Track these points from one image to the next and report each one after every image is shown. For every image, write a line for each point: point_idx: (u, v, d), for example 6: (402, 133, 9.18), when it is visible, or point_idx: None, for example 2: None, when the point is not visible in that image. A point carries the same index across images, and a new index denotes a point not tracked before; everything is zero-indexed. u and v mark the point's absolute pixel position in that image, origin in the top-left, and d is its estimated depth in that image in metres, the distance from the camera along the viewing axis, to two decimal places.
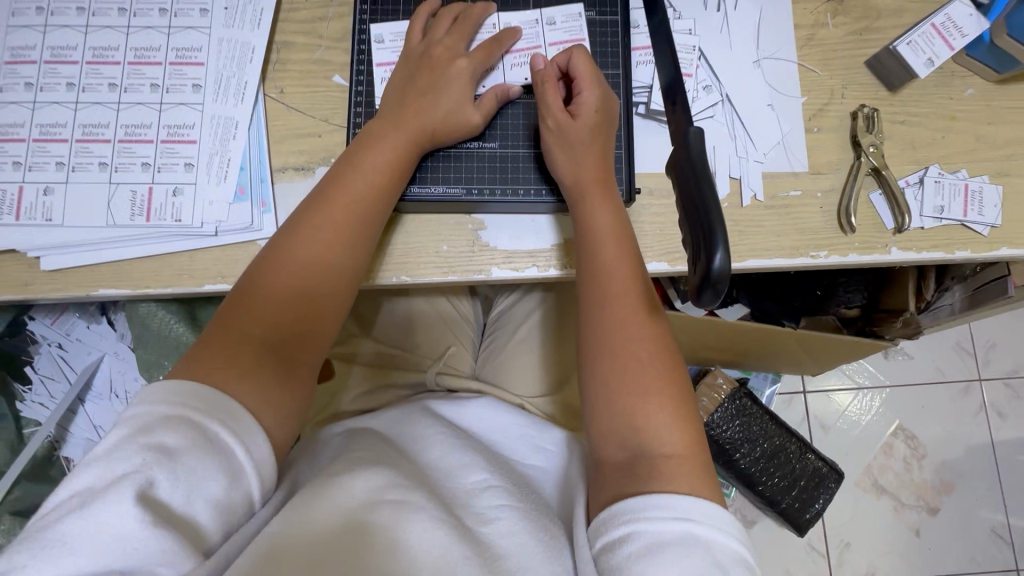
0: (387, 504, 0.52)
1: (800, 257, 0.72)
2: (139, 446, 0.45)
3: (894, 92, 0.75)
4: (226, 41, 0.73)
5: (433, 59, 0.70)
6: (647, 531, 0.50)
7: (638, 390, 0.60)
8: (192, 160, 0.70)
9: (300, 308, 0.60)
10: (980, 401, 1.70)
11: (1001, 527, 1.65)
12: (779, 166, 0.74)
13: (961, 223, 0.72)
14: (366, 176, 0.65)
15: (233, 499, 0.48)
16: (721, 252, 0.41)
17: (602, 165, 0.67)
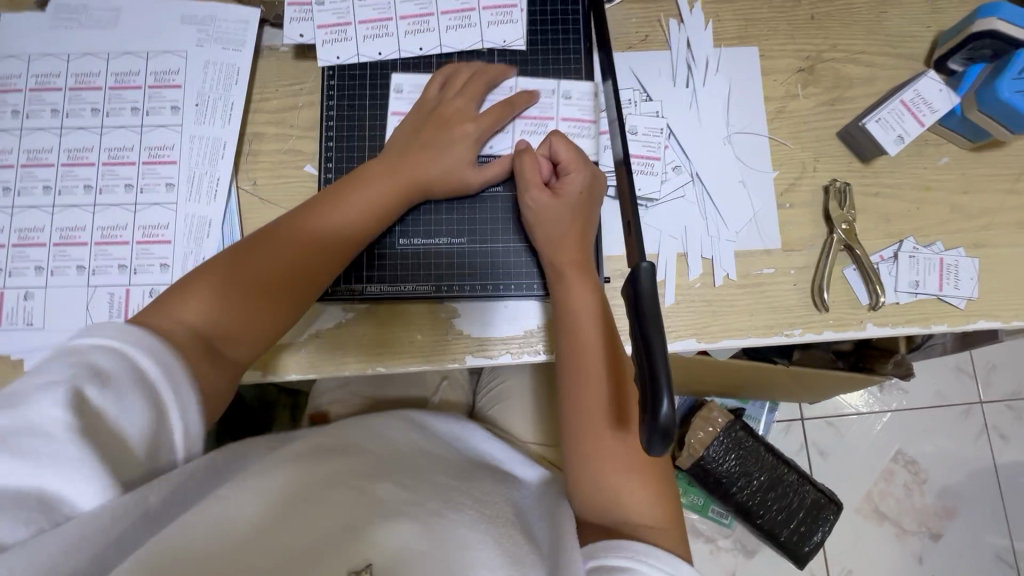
0: (352, 489, 0.57)
1: (774, 336, 0.72)
2: (71, 364, 0.45)
3: (867, 164, 0.74)
4: (197, 137, 0.74)
5: (443, 117, 0.72)
6: (644, 571, 0.55)
7: (617, 457, 0.64)
8: (167, 261, 0.72)
9: (249, 317, 0.59)
10: (981, 424, 1.68)
11: (1005, 551, 1.63)
12: (751, 244, 0.73)
13: (937, 297, 0.72)
14: (342, 217, 0.66)
15: (160, 443, 0.47)
16: (665, 402, 0.41)
17: (580, 246, 0.68)
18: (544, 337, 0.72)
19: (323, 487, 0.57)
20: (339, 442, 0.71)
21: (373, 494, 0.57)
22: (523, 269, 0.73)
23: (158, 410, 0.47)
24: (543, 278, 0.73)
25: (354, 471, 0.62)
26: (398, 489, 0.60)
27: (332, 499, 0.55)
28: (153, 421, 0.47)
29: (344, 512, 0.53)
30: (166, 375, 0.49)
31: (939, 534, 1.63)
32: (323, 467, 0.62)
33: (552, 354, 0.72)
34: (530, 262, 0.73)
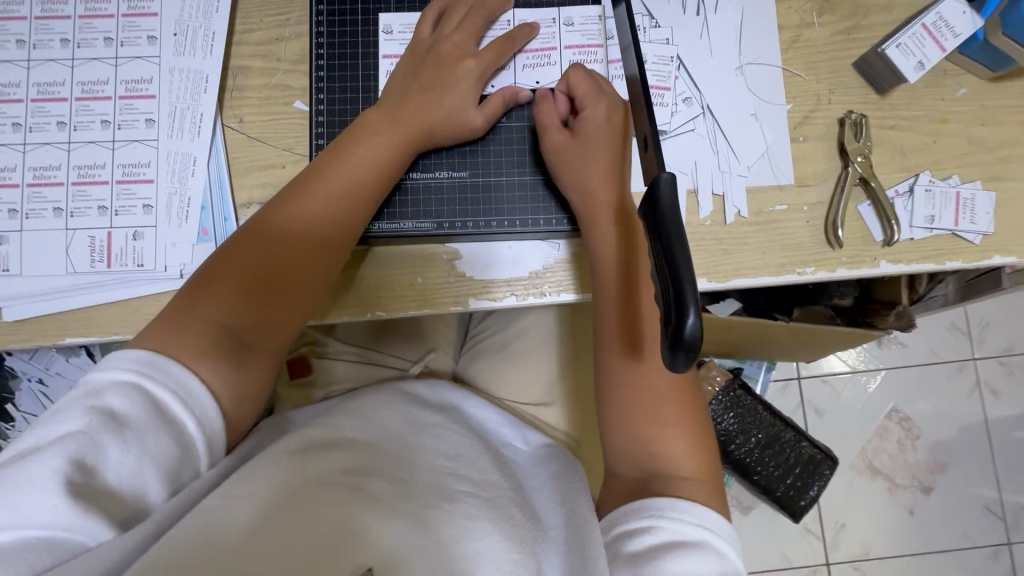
0: (347, 485, 0.54)
1: (786, 274, 0.70)
2: (84, 409, 0.48)
3: (883, 96, 0.72)
4: (177, 70, 0.69)
5: (440, 56, 0.68)
6: (668, 528, 0.53)
7: (654, 403, 0.61)
8: (151, 202, 0.67)
9: (261, 301, 0.59)
10: (975, 379, 1.70)
11: (993, 503, 1.66)
12: (764, 179, 0.71)
13: (953, 232, 0.70)
14: (346, 182, 0.63)
15: (175, 466, 0.50)
16: (690, 314, 0.39)
17: (612, 181, 0.66)
18: (550, 279, 0.70)
19: (320, 479, 0.54)
20: (331, 414, 0.67)
21: (369, 491, 0.54)
22: (528, 206, 0.70)
23: (161, 429, 0.49)
24: (552, 212, 0.70)
25: (350, 458, 0.58)
26: (394, 480, 0.56)
27: (330, 495, 0.52)
28: (160, 441, 0.49)
29: (344, 512, 0.51)
30: (172, 399, 0.51)
31: (932, 487, 1.66)
32: (317, 451, 0.58)
33: (560, 294, 0.69)
34: (538, 196, 0.70)
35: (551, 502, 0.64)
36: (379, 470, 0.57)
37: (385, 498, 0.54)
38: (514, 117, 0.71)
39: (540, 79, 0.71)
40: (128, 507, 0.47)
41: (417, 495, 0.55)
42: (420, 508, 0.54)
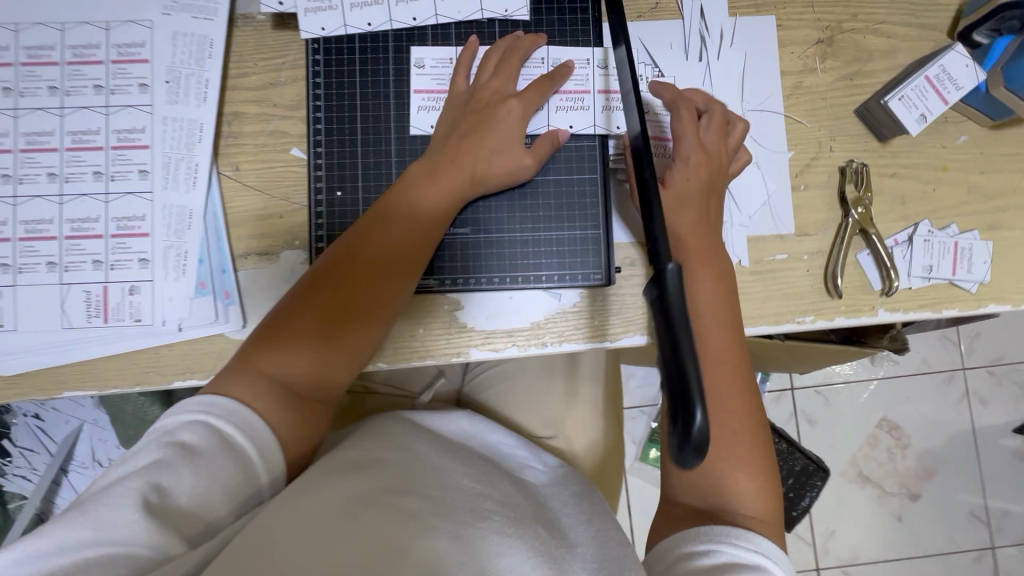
0: (380, 504, 0.53)
1: (785, 324, 0.70)
2: (161, 443, 0.51)
3: (884, 144, 0.72)
4: (170, 119, 0.68)
5: (480, 103, 0.67)
6: (728, 554, 0.54)
7: (728, 442, 0.61)
8: (147, 256, 0.66)
9: (321, 354, 0.60)
10: (965, 388, 1.65)
11: (980, 509, 1.62)
12: (764, 228, 0.71)
13: (950, 281, 0.71)
14: (399, 233, 0.64)
15: (239, 489, 0.52)
16: (698, 413, 0.39)
17: (703, 224, 0.65)
18: (551, 329, 0.70)
19: (353, 498, 0.53)
20: (363, 439, 0.66)
21: (403, 507, 0.53)
22: (527, 262, 0.69)
23: (229, 461, 0.52)
24: (559, 268, 0.69)
25: (382, 479, 0.57)
26: (426, 497, 0.55)
27: (364, 513, 0.51)
28: (226, 471, 0.51)
29: (383, 526, 0.50)
30: (240, 434, 0.54)
31: (918, 495, 1.63)
32: (352, 473, 0.57)
33: (561, 344, 0.70)
34: (547, 253, 0.70)
35: (578, 521, 0.67)
36: (412, 488, 0.56)
37: (418, 513, 0.53)
38: (552, 171, 0.70)
39: (573, 121, 0.70)
40: (194, 527, 0.49)
41: (447, 508, 0.55)
42: (450, 521, 0.53)
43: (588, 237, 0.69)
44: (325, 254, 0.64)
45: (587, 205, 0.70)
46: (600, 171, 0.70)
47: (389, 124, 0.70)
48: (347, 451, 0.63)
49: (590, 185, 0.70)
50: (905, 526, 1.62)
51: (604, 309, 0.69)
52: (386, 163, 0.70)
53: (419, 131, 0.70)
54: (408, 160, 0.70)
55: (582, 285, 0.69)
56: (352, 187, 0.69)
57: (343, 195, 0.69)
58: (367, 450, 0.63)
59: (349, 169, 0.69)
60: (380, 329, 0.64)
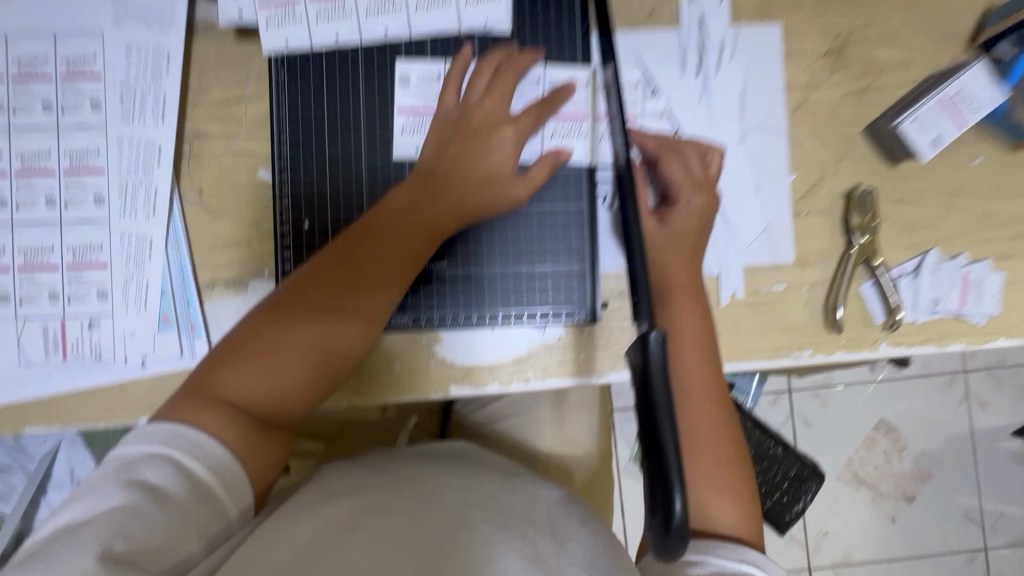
0: (361, 528, 0.47)
1: (782, 358, 0.66)
2: (120, 482, 0.45)
3: (893, 166, 0.67)
4: (127, 140, 0.63)
5: (471, 124, 0.62)
6: (717, 565, 0.50)
7: (705, 473, 0.54)
8: (105, 288, 0.63)
9: (286, 390, 0.54)
10: (963, 392, 1.39)
11: (975, 511, 1.39)
12: (762, 257, 0.66)
13: (957, 314, 0.67)
14: (380, 257, 0.58)
15: (212, 523, 0.47)
16: (676, 503, 0.36)
17: (690, 268, 0.61)
18: (535, 364, 0.66)
19: (334, 526, 0.48)
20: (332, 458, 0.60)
21: (384, 529, 0.47)
22: (509, 298, 0.66)
23: (199, 501, 0.47)
24: (544, 305, 0.66)
25: (367, 499, 0.51)
26: (413, 515, 0.49)
27: (345, 541, 0.46)
28: (195, 510, 0.46)
29: (363, 553, 0.45)
30: (209, 469, 0.48)
31: (914, 497, 1.38)
32: (339, 499, 0.52)
33: (545, 379, 0.66)
34: (531, 288, 0.66)
35: (571, 521, 0.54)
36: (397, 506, 0.50)
37: (400, 532, 0.47)
38: (546, 198, 0.66)
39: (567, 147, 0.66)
40: (163, 565, 0.44)
41: (436, 522, 0.49)
42: (436, 537, 0.47)
43: (573, 272, 0.66)
44: (299, 274, 0.58)
45: (572, 236, 0.66)
46: (586, 201, 0.66)
47: (359, 149, 0.65)
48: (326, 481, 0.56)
49: (578, 215, 0.66)
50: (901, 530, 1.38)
51: (591, 344, 0.66)
52: (356, 192, 0.65)
53: (395, 158, 0.65)
54: (381, 189, 0.65)
55: (566, 323, 0.66)
56: (320, 217, 0.65)
57: (311, 226, 0.65)
58: (354, 475, 0.56)
59: (317, 198, 0.65)
60: (356, 354, 0.58)
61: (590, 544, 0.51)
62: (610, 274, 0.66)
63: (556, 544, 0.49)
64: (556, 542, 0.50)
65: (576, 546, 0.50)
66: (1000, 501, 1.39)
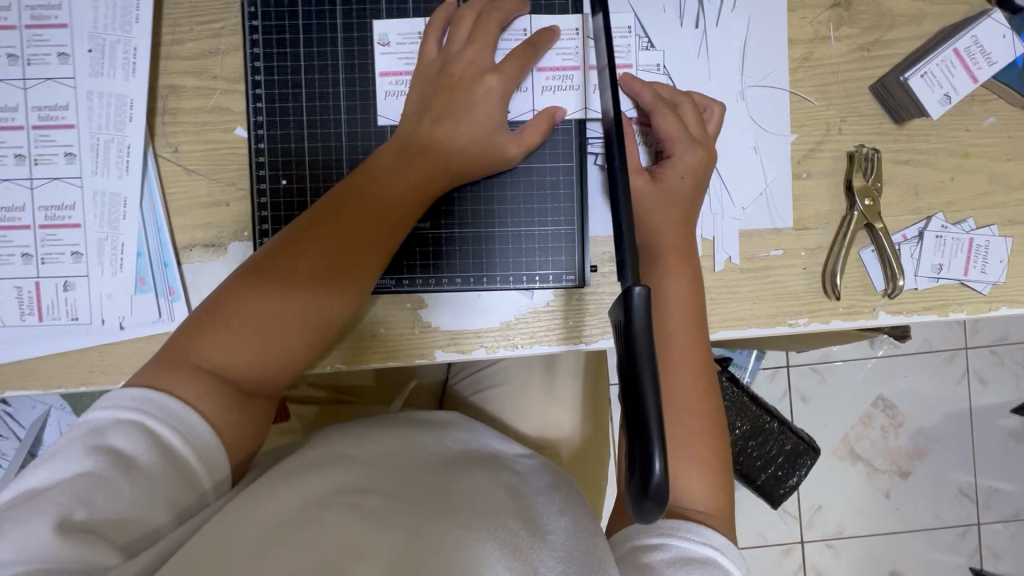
0: (342, 506, 0.46)
1: (777, 326, 0.64)
2: (87, 448, 0.44)
3: (900, 126, 0.64)
4: (97, 95, 0.61)
5: (453, 78, 0.58)
6: (678, 546, 0.51)
7: (680, 441, 0.55)
8: (79, 248, 0.61)
9: (262, 356, 0.51)
10: (963, 369, 1.38)
11: (969, 487, 1.39)
12: (759, 222, 0.64)
13: (960, 282, 0.64)
14: (360, 214, 0.54)
15: (182, 495, 0.46)
16: (656, 464, 0.34)
17: (685, 229, 0.58)
18: (522, 329, 0.64)
19: (313, 501, 0.47)
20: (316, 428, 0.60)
21: (365, 509, 0.47)
22: (495, 259, 0.64)
23: (167, 473, 0.45)
24: (534, 268, 0.64)
25: (349, 475, 0.50)
26: (390, 496, 0.49)
27: (324, 519, 0.45)
28: (163, 482, 0.45)
29: (343, 532, 0.44)
30: (180, 441, 0.47)
31: (909, 472, 1.38)
32: (317, 472, 0.50)
33: (532, 346, 0.64)
34: (520, 250, 0.64)
35: (552, 510, 0.55)
36: (379, 485, 0.50)
37: (382, 513, 0.47)
38: (536, 157, 0.63)
39: (555, 102, 0.63)
40: (128, 535, 0.43)
41: (419, 505, 0.49)
42: (419, 520, 0.47)
43: (561, 234, 0.64)
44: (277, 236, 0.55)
45: (560, 195, 0.63)
46: (575, 159, 0.63)
47: (338, 103, 0.63)
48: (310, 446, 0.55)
49: (569, 173, 0.63)
50: (894, 504, 1.38)
51: (581, 310, 0.64)
52: (336, 150, 0.63)
53: (375, 113, 0.63)
54: (361, 145, 0.63)
55: (553, 287, 0.64)
56: (298, 175, 0.63)
57: (289, 184, 0.62)
58: (332, 447, 0.54)
59: (295, 155, 0.63)
60: (339, 322, 0.54)
61: (570, 534, 0.52)
62: (599, 237, 0.64)
63: (533, 535, 0.50)
64: (534, 531, 0.50)
65: (556, 537, 0.51)
66: (995, 476, 1.39)
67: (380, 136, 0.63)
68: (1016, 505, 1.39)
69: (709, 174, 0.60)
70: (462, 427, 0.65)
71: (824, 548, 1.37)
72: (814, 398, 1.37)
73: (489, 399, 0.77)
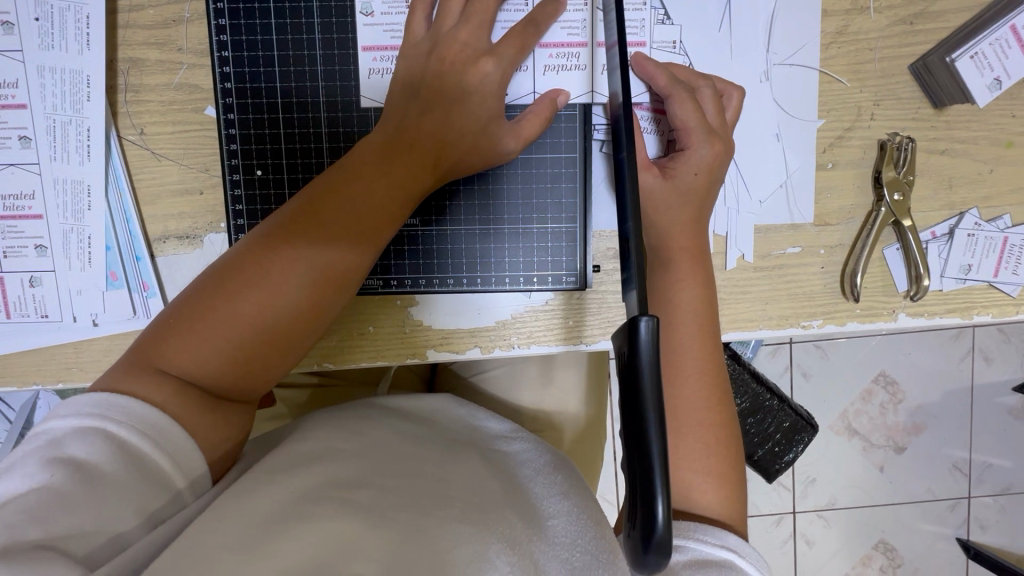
0: (331, 501, 0.42)
1: (789, 329, 0.60)
2: (42, 460, 0.39)
3: (940, 111, 0.58)
4: (50, 70, 0.55)
5: (443, 63, 0.52)
6: (688, 545, 0.46)
7: (691, 453, 0.50)
8: (43, 241, 0.57)
9: (235, 359, 0.46)
10: (969, 346, 1.18)
11: (963, 462, 1.20)
12: (777, 217, 0.59)
13: (989, 284, 0.60)
14: (343, 205, 0.49)
15: (153, 497, 0.41)
16: (660, 510, 0.32)
17: (697, 229, 0.54)
18: (519, 329, 0.60)
19: (300, 495, 0.42)
20: (303, 419, 0.55)
21: (357, 504, 0.42)
22: (489, 259, 0.59)
23: (138, 477, 0.41)
24: (534, 268, 0.59)
25: (342, 468, 0.45)
26: (386, 487, 0.44)
27: (313, 513, 0.40)
28: (134, 487, 0.41)
29: (334, 527, 0.40)
30: (148, 442, 0.42)
31: (905, 448, 1.20)
32: (306, 465, 0.45)
33: (528, 346, 0.60)
34: (520, 249, 0.59)
35: (552, 493, 0.50)
36: (373, 479, 0.45)
37: (377, 508, 0.42)
38: (539, 147, 0.58)
39: (560, 84, 0.57)
40: (93, 546, 0.38)
41: (415, 499, 0.44)
42: (418, 515, 0.42)
43: (562, 232, 0.59)
44: (252, 231, 0.50)
45: (561, 190, 0.58)
46: (579, 149, 0.58)
47: (316, 84, 0.57)
48: (295, 436, 0.50)
49: (572, 165, 0.58)
50: (889, 480, 1.20)
51: (580, 311, 0.60)
52: (315, 138, 0.57)
53: (358, 96, 0.57)
54: (342, 132, 0.57)
55: (552, 289, 0.60)
56: (274, 164, 0.58)
57: (265, 175, 0.58)
58: (319, 437, 0.49)
59: (271, 142, 0.57)
60: (316, 330, 0.50)
61: (571, 519, 0.47)
62: (603, 232, 0.60)
63: (533, 528, 0.45)
64: (535, 524, 0.45)
65: (557, 522, 0.46)
66: (991, 451, 1.20)
67: (363, 122, 0.57)
68: (1009, 479, 1.21)
69: (725, 171, 0.55)
70: (460, 414, 0.60)
71: (815, 520, 1.21)
72: (815, 374, 1.18)
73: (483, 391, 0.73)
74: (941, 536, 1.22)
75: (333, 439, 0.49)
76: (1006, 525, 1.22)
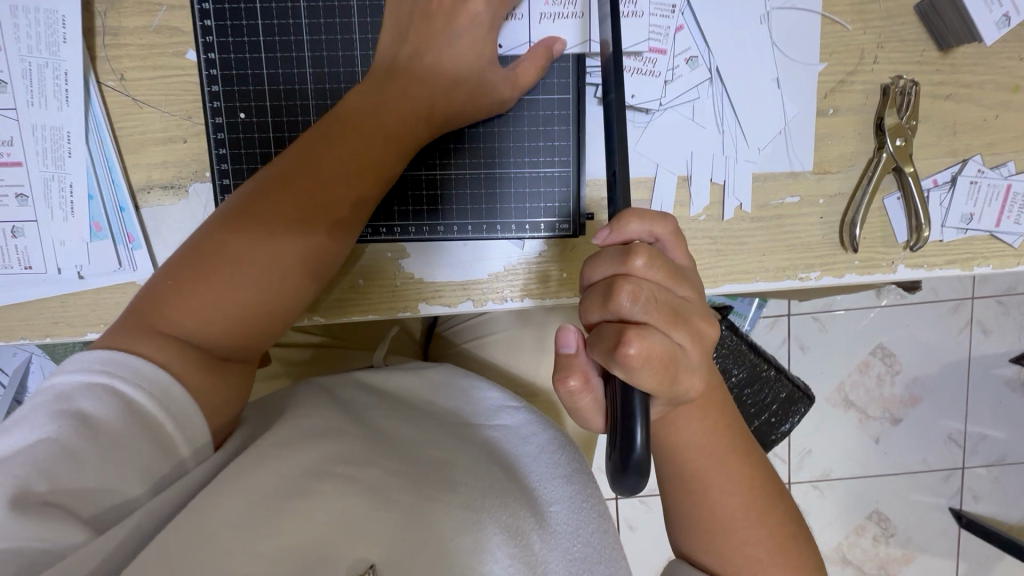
0: (335, 478, 0.40)
1: (786, 281, 0.59)
2: (52, 414, 0.37)
3: (945, 55, 0.56)
4: (24, 10, 0.53)
5: (431, 3, 0.51)
6: None
7: (728, 491, 0.45)
8: (24, 190, 0.56)
9: (245, 311, 0.46)
10: (967, 317, 1.17)
11: (958, 432, 1.21)
12: (776, 165, 0.58)
13: (990, 234, 0.59)
14: (345, 151, 0.48)
15: (159, 462, 0.39)
16: (637, 430, 0.33)
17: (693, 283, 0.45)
18: (511, 282, 0.59)
19: (305, 469, 0.40)
20: (300, 387, 0.54)
21: (364, 483, 0.41)
22: (481, 207, 0.58)
23: (144, 440, 0.39)
24: (526, 216, 0.58)
25: (343, 445, 0.44)
26: (394, 470, 0.43)
27: (317, 492, 0.39)
28: (139, 446, 0.38)
29: (339, 507, 0.39)
30: (156, 405, 0.40)
31: (901, 419, 1.20)
32: (308, 440, 0.43)
33: (524, 300, 0.60)
34: (513, 194, 0.58)
35: (555, 475, 0.51)
36: (375, 458, 0.44)
37: (381, 489, 0.41)
38: (540, 91, 0.56)
39: (557, 29, 0.55)
40: (98, 510, 0.36)
41: (419, 482, 0.43)
42: (420, 498, 0.41)
43: (554, 176, 0.58)
44: (241, 189, 0.48)
45: (556, 133, 0.57)
46: (572, 90, 0.56)
47: (298, 22, 0.55)
48: (290, 406, 0.48)
49: (566, 109, 0.57)
50: (884, 451, 1.21)
51: (574, 264, 0.59)
52: (298, 76, 0.56)
53: (344, 33, 0.55)
54: (327, 72, 0.56)
55: (544, 237, 0.59)
56: (258, 107, 0.56)
57: (248, 118, 0.56)
58: (319, 413, 0.47)
59: (253, 84, 0.56)
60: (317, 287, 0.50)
61: (574, 507, 0.49)
62: (598, 180, 0.59)
63: (536, 516, 0.46)
64: (538, 512, 0.46)
65: (559, 509, 0.48)
66: (986, 422, 1.21)
67: (349, 62, 0.56)
68: (1003, 450, 1.22)
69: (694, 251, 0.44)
70: (459, 383, 0.59)
71: (810, 489, 1.22)
72: (812, 345, 1.17)
73: (479, 354, 0.72)
74: (934, 506, 1.22)
75: (332, 416, 0.47)
76: (999, 493, 1.23)
